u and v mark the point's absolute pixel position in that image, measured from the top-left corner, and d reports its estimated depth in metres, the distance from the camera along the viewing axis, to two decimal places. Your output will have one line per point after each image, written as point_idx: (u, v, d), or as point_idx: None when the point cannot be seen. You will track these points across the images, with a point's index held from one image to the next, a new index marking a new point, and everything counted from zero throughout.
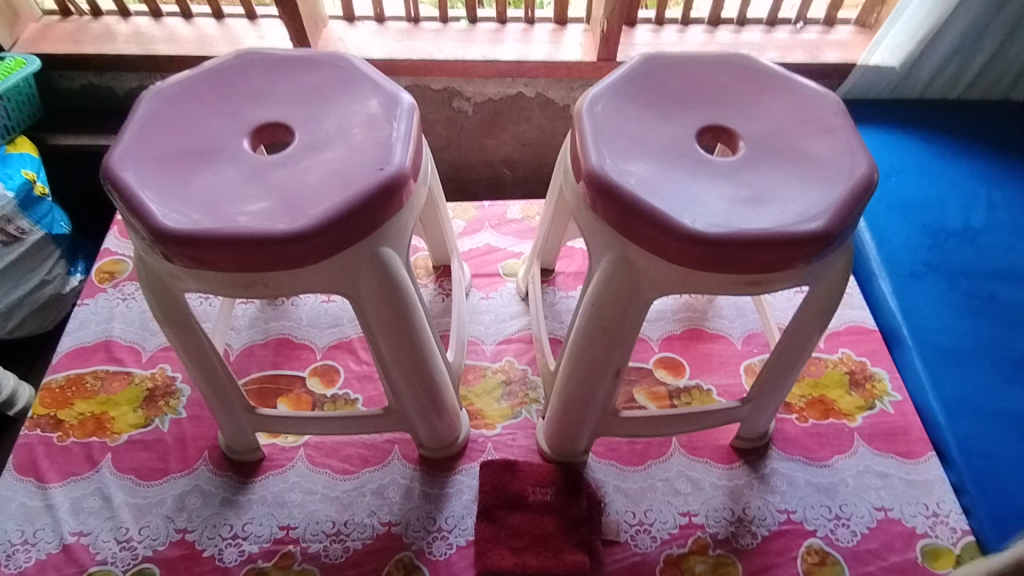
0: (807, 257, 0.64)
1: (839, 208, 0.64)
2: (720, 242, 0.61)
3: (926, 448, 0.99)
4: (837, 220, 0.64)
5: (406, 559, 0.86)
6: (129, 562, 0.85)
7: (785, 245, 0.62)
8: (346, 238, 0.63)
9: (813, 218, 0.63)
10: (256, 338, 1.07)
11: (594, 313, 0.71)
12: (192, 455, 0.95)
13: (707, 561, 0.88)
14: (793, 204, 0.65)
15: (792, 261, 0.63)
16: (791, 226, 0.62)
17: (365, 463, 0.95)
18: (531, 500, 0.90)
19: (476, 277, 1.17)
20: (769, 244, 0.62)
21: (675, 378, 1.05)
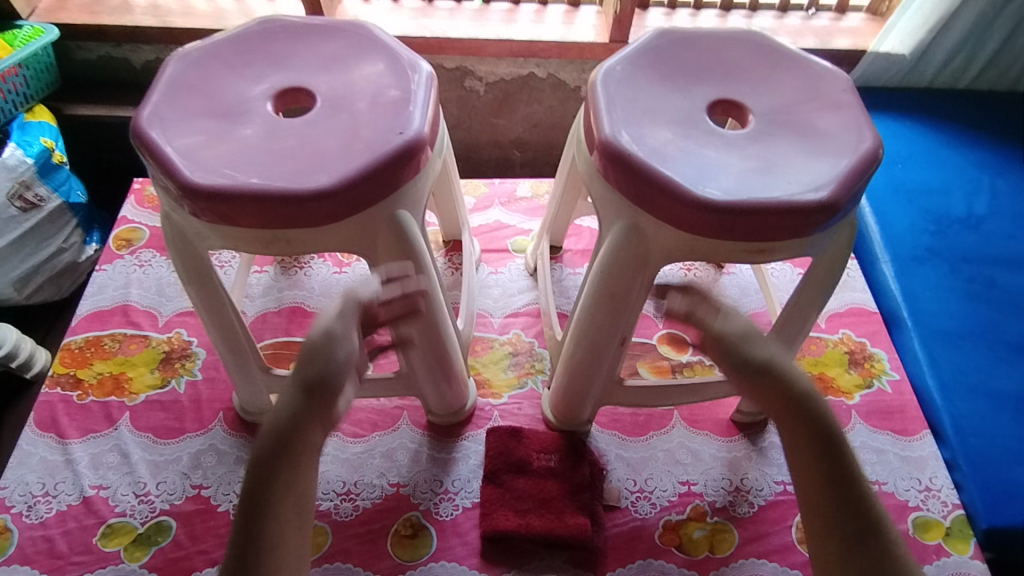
0: (812, 227, 0.66)
1: (845, 181, 0.66)
2: (728, 209, 0.64)
3: (921, 427, 1.01)
4: (842, 191, 0.66)
5: (363, 293, 0.67)
6: (146, 515, 0.88)
7: (790, 213, 0.64)
8: (365, 199, 0.65)
9: (817, 189, 0.65)
10: (270, 306, 1.09)
11: (602, 281, 0.74)
12: (207, 416, 0.98)
13: (704, 527, 0.91)
14: (799, 174, 0.67)
15: (796, 230, 0.66)
16: (796, 196, 0.64)
17: (375, 428, 0.98)
18: (536, 465, 0.93)
19: (486, 253, 1.19)
20: (774, 212, 0.64)
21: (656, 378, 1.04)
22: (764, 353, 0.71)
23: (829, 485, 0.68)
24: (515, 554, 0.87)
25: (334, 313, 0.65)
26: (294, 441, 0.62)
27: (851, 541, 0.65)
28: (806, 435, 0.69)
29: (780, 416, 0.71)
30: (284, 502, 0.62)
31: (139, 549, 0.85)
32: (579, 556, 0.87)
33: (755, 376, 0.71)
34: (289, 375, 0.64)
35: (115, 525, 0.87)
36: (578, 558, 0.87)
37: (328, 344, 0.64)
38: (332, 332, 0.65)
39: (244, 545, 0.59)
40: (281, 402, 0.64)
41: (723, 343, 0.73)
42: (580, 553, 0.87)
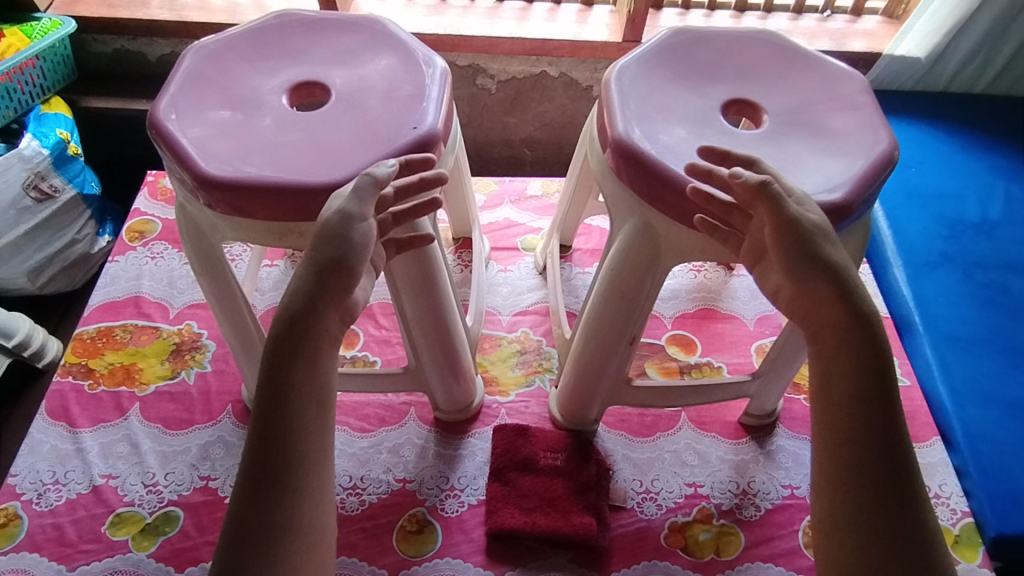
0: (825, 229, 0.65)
1: (860, 184, 0.66)
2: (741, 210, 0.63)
3: (931, 433, 1.01)
4: (856, 194, 0.65)
5: (381, 175, 0.61)
6: (154, 505, 0.89)
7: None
8: None
9: (832, 191, 0.65)
10: (280, 300, 1.10)
11: (612, 279, 0.74)
12: (216, 408, 0.98)
13: (710, 529, 0.90)
14: (814, 175, 0.66)
15: None
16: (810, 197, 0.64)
17: (382, 423, 0.98)
18: (541, 464, 0.92)
19: (495, 251, 1.20)
20: None
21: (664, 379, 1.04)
22: (830, 252, 0.59)
23: (870, 405, 0.58)
24: (520, 552, 0.87)
25: (348, 191, 0.60)
26: (310, 332, 0.58)
27: (874, 474, 0.56)
28: (853, 350, 0.59)
29: (825, 329, 0.60)
30: (305, 396, 0.58)
31: (147, 539, 0.86)
32: (584, 555, 0.87)
33: (818, 276, 0.59)
34: (302, 258, 0.59)
35: (124, 515, 0.88)
36: (583, 558, 0.87)
37: (344, 224, 0.59)
38: (348, 211, 0.60)
39: (265, 438, 0.56)
40: (298, 289, 0.58)
41: (796, 232, 0.59)
42: (586, 552, 0.87)
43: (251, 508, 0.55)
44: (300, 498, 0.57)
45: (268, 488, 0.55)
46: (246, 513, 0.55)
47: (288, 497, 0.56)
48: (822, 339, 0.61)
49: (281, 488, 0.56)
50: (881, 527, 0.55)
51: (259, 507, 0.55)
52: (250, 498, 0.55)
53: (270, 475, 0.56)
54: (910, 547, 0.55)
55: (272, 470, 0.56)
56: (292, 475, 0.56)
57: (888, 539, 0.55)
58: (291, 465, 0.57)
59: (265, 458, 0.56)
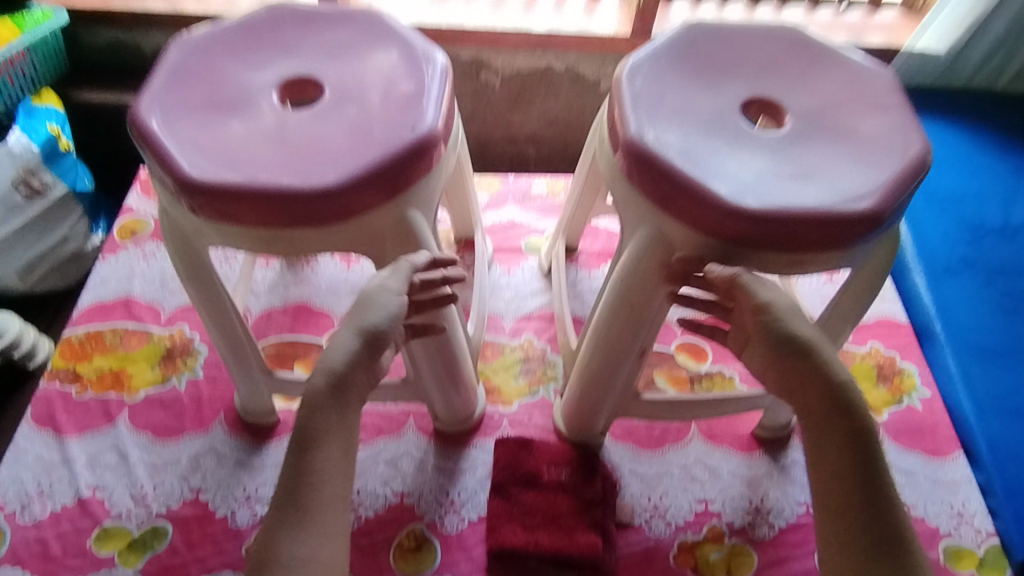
0: (853, 239, 0.61)
1: (891, 191, 0.61)
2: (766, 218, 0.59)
3: (954, 447, 0.96)
4: (887, 202, 0.61)
5: (420, 260, 0.64)
6: (142, 518, 0.85)
7: (829, 224, 0.59)
8: (371, 199, 0.61)
9: (860, 198, 0.60)
10: (275, 303, 1.06)
11: (622, 290, 0.68)
12: (208, 415, 0.95)
13: (721, 549, 0.86)
14: (841, 182, 0.61)
15: (836, 242, 0.60)
16: (837, 206, 0.59)
17: (379, 433, 0.94)
18: (545, 480, 0.88)
19: (498, 252, 1.15)
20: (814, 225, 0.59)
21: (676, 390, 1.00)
22: (805, 331, 0.61)
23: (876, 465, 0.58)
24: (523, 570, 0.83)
25: (389, 269, 0.63)
26: (347, 385, 0.59)
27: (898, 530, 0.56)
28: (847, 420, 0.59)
29: (812, 407, 0.60)
30: (334, 441, 0.57)
31: (134, 554, 0.83)
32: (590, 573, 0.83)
33: (799, 357, 0.60)
34: (345, 321, 0.61)
35: (110, 529, 0.85)
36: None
37: (381, 295, 0.61)
38: (387, 284, 0.62)
39: (291, 478, 0.55)
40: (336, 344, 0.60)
41: (769, 316, 0.61)
42: (591, 573, 0.83)
43: (272, 539, 0.52)
44: (332, 543, 0.54)
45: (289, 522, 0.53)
46: (274, 552, 0.51)
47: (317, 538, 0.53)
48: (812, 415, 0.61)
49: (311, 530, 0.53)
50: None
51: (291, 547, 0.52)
52: (274, 529, 0.53)
53: (294, 513, 0.53)
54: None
55: (297, 509, 0.54)
56: (322, 518, 0.54)
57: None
58: (312, 506, 0.54)
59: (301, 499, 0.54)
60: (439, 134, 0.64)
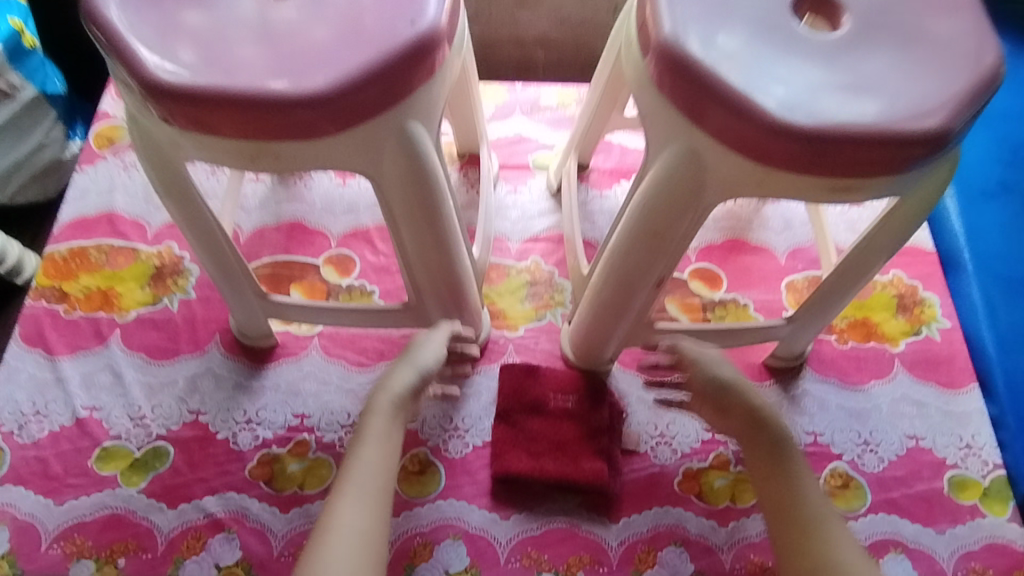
0: (911, 162, 0.53)
1: (959, 106, 0.54)
2: (816, 137, 0.51)
3: (968, 379, 0.94)
4: (954, 119, 0.53)
5: (457, 326, 0.80)
6: (142, 439, 0.84)
7: (888, 144, 0.52)
8: (366, 107, 0.53)
9: (926, 115, 0.53)
10: (268, 221, 1.00)
11: (644, 217, 0.62)
12: (203, 337, 0.91)
13: (726, 476, 0.86)
14: (903, 95, 0.54)
15: (892, 165, 0.53)
16: (895, 123, 0.52)
17: (380, 357, 0.91)
18: (550, 407, 0.87)
19: (504, 169, 1.08)
20: (869, 145, 0.52)
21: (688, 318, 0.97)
22: (724, 372, 0.77)
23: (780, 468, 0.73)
24: (528, 495, 0.83)
25: (432, 330, 0.79)
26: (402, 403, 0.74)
27: (798, 511, 0.70)
28: (758, 440, 0.75)
29: (739, 430, 0.77)
30: (385, 438, 0.71)
31: (136, 474, 0.82)
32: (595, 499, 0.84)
33: (722, 394, 0.77)
34: (403, 358, 0.75)
35: (110, 449, 0.84)
36: (593, 501, 0.83)
37: (426, 342, 0.77)
38: (431, 338, 0.78)
39: (349, 466, 0.69)
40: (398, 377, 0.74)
41: (695, 365, 0.78)
42: (595, 498, 0.84)
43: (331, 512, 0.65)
44: (373, 524, 0.66)
45: (344, 498, 0.66)
46: (331, 521, 0.65)
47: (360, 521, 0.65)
48: (739, 437, 0.77)
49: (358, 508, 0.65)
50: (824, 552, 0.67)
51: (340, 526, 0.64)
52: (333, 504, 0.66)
53: (351, 491, 0.67)
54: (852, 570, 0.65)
55: (353, 488, 0.67)
56: (370, 499, 0.67)
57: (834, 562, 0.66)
58: (365, 485, 0.67)
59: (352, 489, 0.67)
60: (442, 31, 0.55)
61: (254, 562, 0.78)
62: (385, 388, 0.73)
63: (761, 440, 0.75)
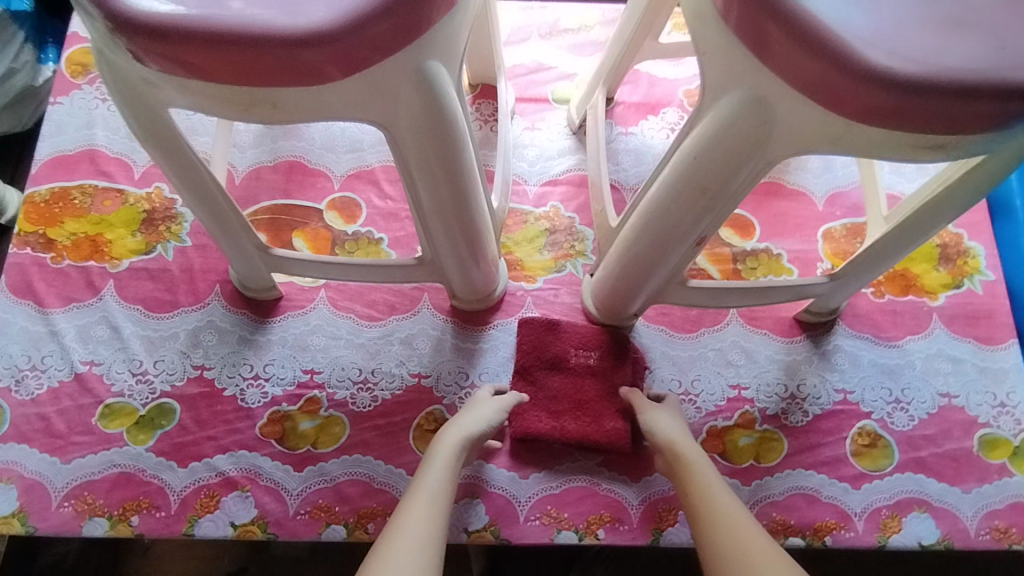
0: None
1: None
2: (922, 86, 0.42)
3: (1008, 335, 0.90)
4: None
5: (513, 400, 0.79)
6: (146, 396, 0.81)
7: (1007, 96, 0.42)
8: (376, 46, 0.44)
9: None
10: (264, 161, 0.93)
11: (692, 168, 0.54)
12: (202, 289, 0.86)
13: (751, 435, 0.84)
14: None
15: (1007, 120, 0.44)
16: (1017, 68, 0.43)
17: (391, 311, 0.87)
18: (572, 363, 0.84)
19: (520, 102, 0.98)
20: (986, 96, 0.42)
21: (717, 270, 0.91)
22: (654, 419, 0.77)
23: (689, 481, 0.70)
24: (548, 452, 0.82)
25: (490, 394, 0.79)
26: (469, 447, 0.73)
27: (711, 519, 0.66)
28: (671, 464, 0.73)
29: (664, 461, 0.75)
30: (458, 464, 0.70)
31: (143, 432, 0.79)
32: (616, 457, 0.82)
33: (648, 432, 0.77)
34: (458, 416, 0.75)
35: (114, 406, 0.80)
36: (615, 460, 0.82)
37: (484, 404, 0.77)
38: (490, 401, 0.77)
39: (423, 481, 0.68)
40: (466, 423, 0.74)
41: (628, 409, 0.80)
42: (616, 457, 0.82)
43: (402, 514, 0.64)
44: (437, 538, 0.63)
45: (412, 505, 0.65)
46: (403, 522, 0.63)
47: (420, 536, 0.62)
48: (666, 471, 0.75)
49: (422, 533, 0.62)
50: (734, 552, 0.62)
51: (405, 534, 0.62)
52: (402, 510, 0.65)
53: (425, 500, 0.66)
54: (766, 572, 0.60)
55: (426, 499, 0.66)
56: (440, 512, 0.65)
57: (749, 567, 0.61)
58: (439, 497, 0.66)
59: (419, 510, 0.64)
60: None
61: (270, 521, 0.76)
62: (456, 427, 0.73)
63: (673, 461, 0.73)
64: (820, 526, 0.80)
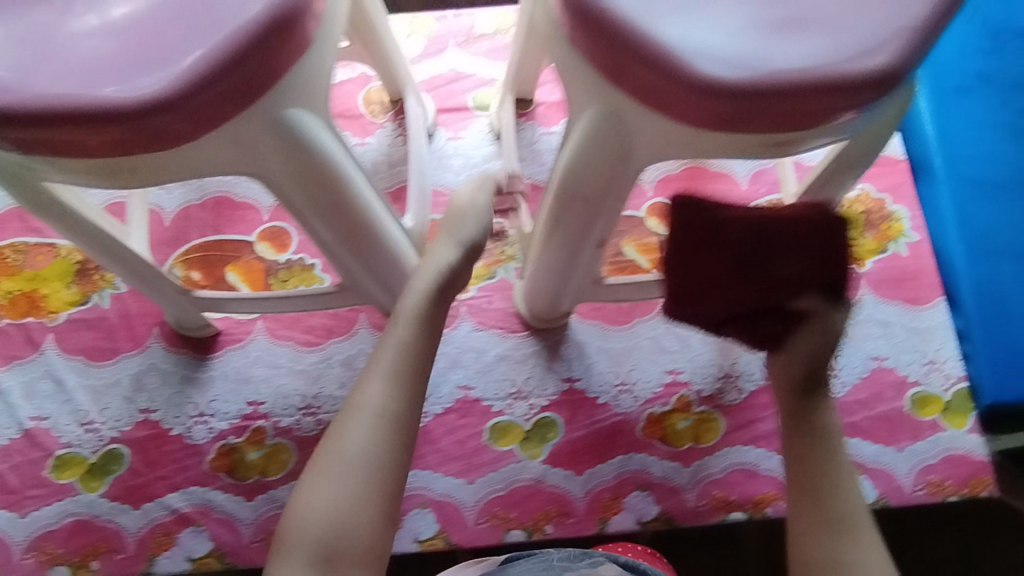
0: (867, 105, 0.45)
1: (923, 36, 0.44)
2: (747, 91, 0.43)
3: (935, 294, 0.91)
4: (915, 52, 0.43)
5: (490, 180, 0.75)
6: (95, 444, 0.83)
7: (840, 90, 0.43)
8: (227, 104, 0.45)
9: (878, 48, 0.43)
10: (191, 199, 0.93)
11: (573, 181, 0.56)
12: (141, 332, 0.87)
13: (689, 418, 0.86)
14: (854, 22, 0.44)
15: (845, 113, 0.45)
16: (843, 62, 0.43)
17: (329, 334, 0.88)
18: (733, 255, 0.62)
19: (441, 113, 0.99)
20: (814, 93, 0.43)
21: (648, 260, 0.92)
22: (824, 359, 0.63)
23: (822, 476, 0.61)
24: (684, 298, 0.65)
25: (473, 187, 0.74)
26: (449, 286, 0.67)
27: (834, 506, 0.60)
28: (808, 431, 0.63)
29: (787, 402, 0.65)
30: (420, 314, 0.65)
31: (96, 479, 0.81)
32: (759, 337, 0.66)
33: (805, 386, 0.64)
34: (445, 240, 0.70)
35: (65, 457, 0.82)
36: (756, 340, 0.66)
37: (467, 207, 0.72)
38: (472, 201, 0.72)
39: (384, 344, 0.64)
40: (436, 253, 0.68)
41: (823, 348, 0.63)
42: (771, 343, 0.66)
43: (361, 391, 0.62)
44: (392, 413, 0.60)
45: (363, 375, 0.63)
46: (358, 396, 0.61)
47: (372, 426, 0.60)
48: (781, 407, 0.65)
49: (372, 417, 0.60)
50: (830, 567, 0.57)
51: (357, 415, 0.60)
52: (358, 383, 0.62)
53: (390, 373, 0.62)
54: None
55: (393, 371, 0.62)
56: (395, 382, 0.61)
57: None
58: (397, 364, 0.62)
59: (374, 378, 0.62)
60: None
61: (227, 551, 0.79)
62: (425, 270, 0.67)
63: (807, 433, 0.63)
64: (761, 499, 0.83)
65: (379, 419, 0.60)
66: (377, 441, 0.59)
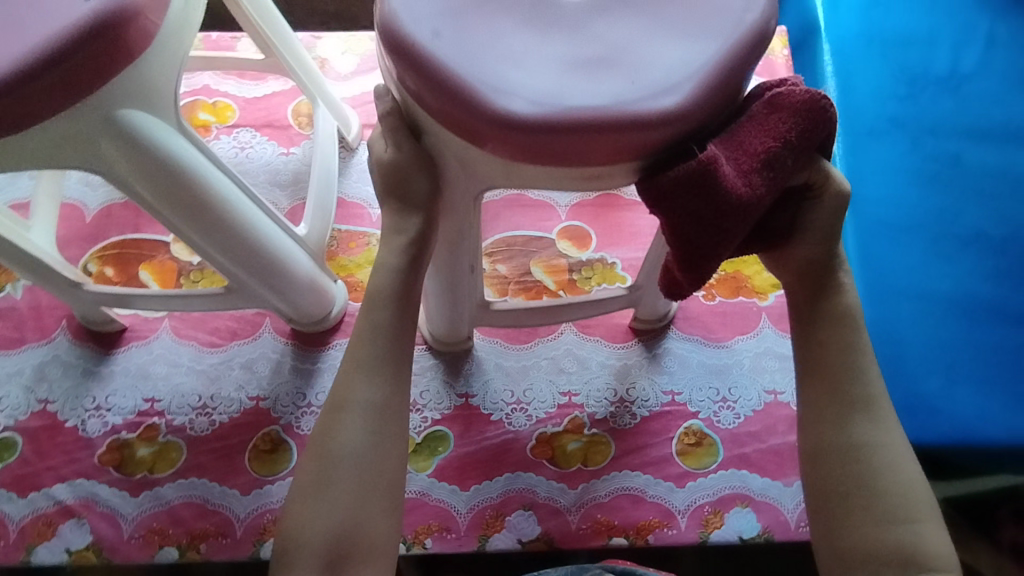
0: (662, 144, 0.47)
1: (707, 86, 0.46)
2: (540, 126, 0.45)
3: None
4: (698, 100, 0.46)
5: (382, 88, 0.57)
6: None
7: (628, 128, 0.45)
8: (48, 100, 0.48)
9: (663, 92, 0.46)
10: (115, 198, 0.97)
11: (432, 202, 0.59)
12: (49, 324, 0.90)
13: (579, 439, 0.87)
14: (646, 67, 0.47)
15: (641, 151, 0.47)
16: (631, 103, 0.46)
17: (233, 336, 0.90)
18: (774, 169, 0.51)
19: (367, 129, 1.02)
20: (605, 130, 0.45)
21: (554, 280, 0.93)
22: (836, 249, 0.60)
23: (843, 366, 0.58)
24: (699, 268, 0.54)
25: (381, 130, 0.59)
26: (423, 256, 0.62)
27: (852, 387, 0.58)
28: (832, 320, 0.59)
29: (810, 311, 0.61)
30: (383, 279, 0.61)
31: None
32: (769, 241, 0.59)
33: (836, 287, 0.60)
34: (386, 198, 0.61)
35: None
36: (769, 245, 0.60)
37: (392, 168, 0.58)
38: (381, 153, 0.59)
39: (358, 327, 0.60)
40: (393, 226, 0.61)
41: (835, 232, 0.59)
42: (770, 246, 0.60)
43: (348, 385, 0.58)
44: (381, 408, 0.58)
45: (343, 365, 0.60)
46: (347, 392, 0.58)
47: (364, 420, 0.57)
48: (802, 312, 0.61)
49: (361, 411, 0.57)
50: (850, 449, 0.56)
51: (348, 414, 0.57)
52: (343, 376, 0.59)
53: (366, 364, 0.59)
54: (912, 500, 0.54)
55: (367, 360, 0.59)
56: (382, 377, 0.59)
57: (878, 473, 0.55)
58: (360, 334, 0.60)
59: (355, 372, 0.59)
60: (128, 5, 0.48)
61: (103, 546, 0.79)
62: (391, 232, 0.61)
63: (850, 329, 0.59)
64: (643, 525, 0.82)
65: (371, 410, 0.58)
66: (369, 439, 0.57)
